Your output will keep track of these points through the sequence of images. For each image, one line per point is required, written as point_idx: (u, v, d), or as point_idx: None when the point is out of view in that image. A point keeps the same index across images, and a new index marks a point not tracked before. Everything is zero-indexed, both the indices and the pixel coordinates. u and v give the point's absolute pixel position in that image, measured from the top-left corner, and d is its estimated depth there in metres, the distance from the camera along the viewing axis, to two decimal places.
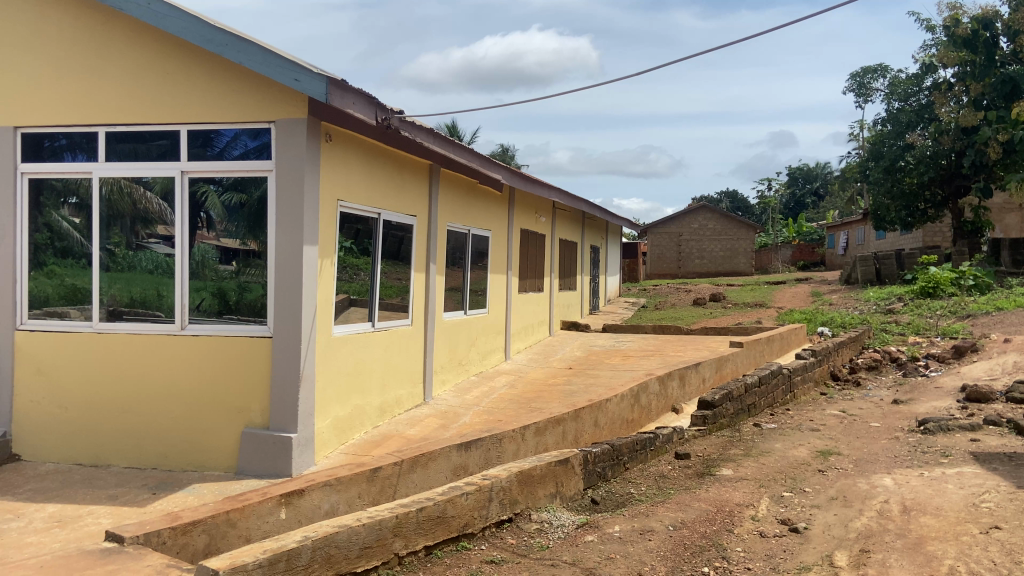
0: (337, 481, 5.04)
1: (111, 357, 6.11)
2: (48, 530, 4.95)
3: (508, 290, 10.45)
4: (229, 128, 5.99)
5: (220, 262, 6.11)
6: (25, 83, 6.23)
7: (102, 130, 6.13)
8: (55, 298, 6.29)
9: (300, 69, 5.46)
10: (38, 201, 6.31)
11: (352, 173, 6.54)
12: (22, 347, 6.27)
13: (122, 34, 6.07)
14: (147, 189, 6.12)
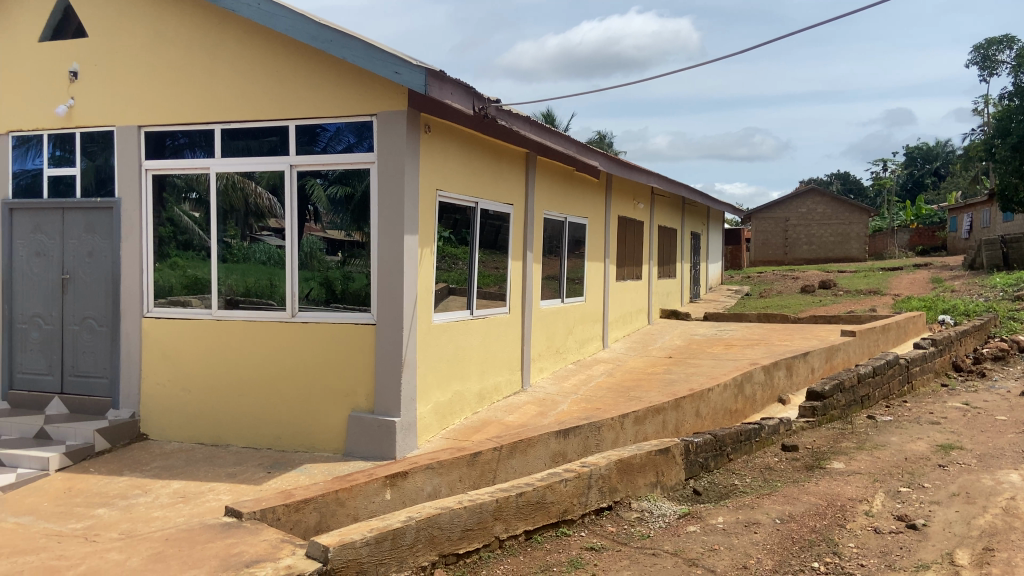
0: (439, 465, 5.15)
1: (229, 344, 6.45)
2: (173, 505, 5.30)
3: (606, 278, 10.36)
4: (334, 123, 6.20)
5: (327, 253, 6.33)
6: (147, 86, 6.62)
7: (218, 127, 6.46)
8: (179, 287, 6.70)
9: (400, 62, 5.58)
10: (161, 196, 6.72)
11: (450, 163, 6.64)
12: (148, 334, 6.68)
13: (235, 35, 6.37)
14: (257, 183, 6.43)
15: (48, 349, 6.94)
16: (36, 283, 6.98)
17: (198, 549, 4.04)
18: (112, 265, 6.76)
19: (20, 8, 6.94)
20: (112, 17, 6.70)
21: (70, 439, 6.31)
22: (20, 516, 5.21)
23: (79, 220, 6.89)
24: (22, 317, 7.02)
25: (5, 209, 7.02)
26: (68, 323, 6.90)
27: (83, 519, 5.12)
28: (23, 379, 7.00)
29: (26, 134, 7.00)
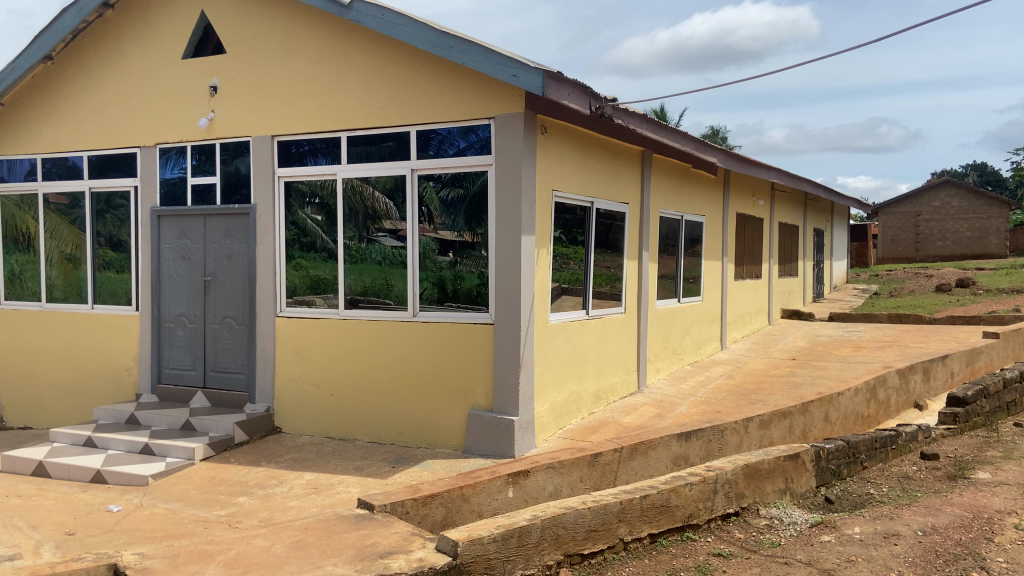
0: (560, 464, 5.18)
1: (355, 342, 6.72)
2: (307, 496, 5.58)
3: (724, 277, 10.11)
4: (443, 126, 6.36)
5: (439, 253, 6.48)
6: (279, 97, 6.98)
7: (343, 135, 6.75)
8: (302, 288, 7.03)
9: (518, 65, 5.64)
10: (288, 202, 7.07)
11: (566, 163, 6.65)
12: (280, 332, 7.05)
13: (359, 45, 6.63)
14: (374, 188, 6.68)
15: (192, 346, 7.44)
16: (181, 284, 7.50)
17: (336, 539, 4.23)
18: (249, 267, 7.18)
19: (165, 29, 7.47)
20: (246, 33, 7.10)
21: (213, 431, 6.74)
22: (170, 502, 5.62)
23: (218, 225, 7.34)
24: (169, 316, 7.57)
25: (153, 216, 7.59)
26: (209, 322, 7.38)
27: (227, 507, 5.47)
28: (170, 374, 7.54)
29: (171, 145, 7.53)
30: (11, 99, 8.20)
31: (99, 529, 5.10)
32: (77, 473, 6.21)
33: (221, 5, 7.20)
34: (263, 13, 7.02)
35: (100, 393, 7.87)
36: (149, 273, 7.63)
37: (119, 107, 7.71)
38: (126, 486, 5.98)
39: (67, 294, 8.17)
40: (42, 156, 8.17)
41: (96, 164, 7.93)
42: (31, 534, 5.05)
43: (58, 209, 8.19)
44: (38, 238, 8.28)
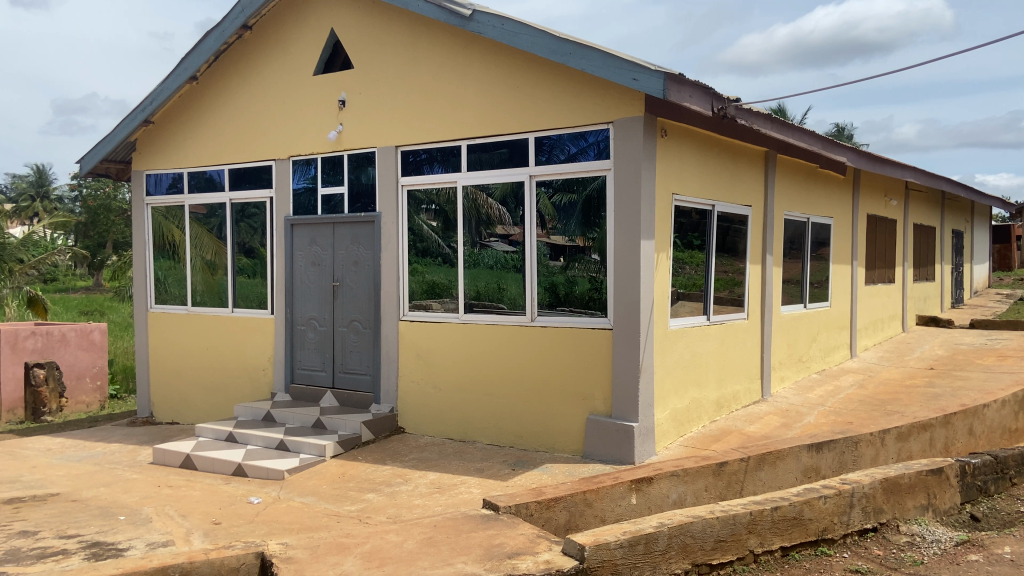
0: (684, 473, 5.10)
1: (476, 346, 6.85)
2: (431, 495, 5.74)
3: (853, 282, 9.67)
4: (555, 132, 6.43)
5: (550, 258, 6.55)
6: (403, 109, 7.24)
7: (463, 143, 6.92)
8: (419, 292, 7.28)
9: (638, 69, 5.60)
10: (410, 209, 7.30)
11: (686, 167, 6.55)
12: (404, 335, 7.29)
13: (480, 55, 6.78)
14: (489, 194, 6.81)
15: (322, 348, 7.81)
16: (312, 289, 7.90)
17: (464, 537, 4.33)
18: (374, 272, 7.46)
19: (297, 47, 7.90)
20: (373, 48, 7.41)
21: (341, 429, 7.04)
22: (305, 496, 5.92)
23: (346, 233, 7.67)
24: (301, 319, 7.98)
25: (287, 225, 8.04)
26: (338, 325, 7.72)
27: (356, 502, 5.70)
28: (302, 375, 7.95)
29: (301, 157, 7.95)
30: (161, 118, 8.87)
31: (242, 519, 5.44)
32: (220, 466, 6.65)
33: (349, 23, 7.54)
34: (388, 28, 7.30)
35: (239, 392, 8.38)
36: (283, 278, 8.08)
37: (256, 123, 8.21)
38: (264, 480, 6.35)
39: (209, 298, 8.75)
40: (188, 170, 8.79)
41: (235, 176, 8.46)
42: (182, 521, 5.45)
43: (201, 219, 8.78)
44: (183, 247, 8.91)
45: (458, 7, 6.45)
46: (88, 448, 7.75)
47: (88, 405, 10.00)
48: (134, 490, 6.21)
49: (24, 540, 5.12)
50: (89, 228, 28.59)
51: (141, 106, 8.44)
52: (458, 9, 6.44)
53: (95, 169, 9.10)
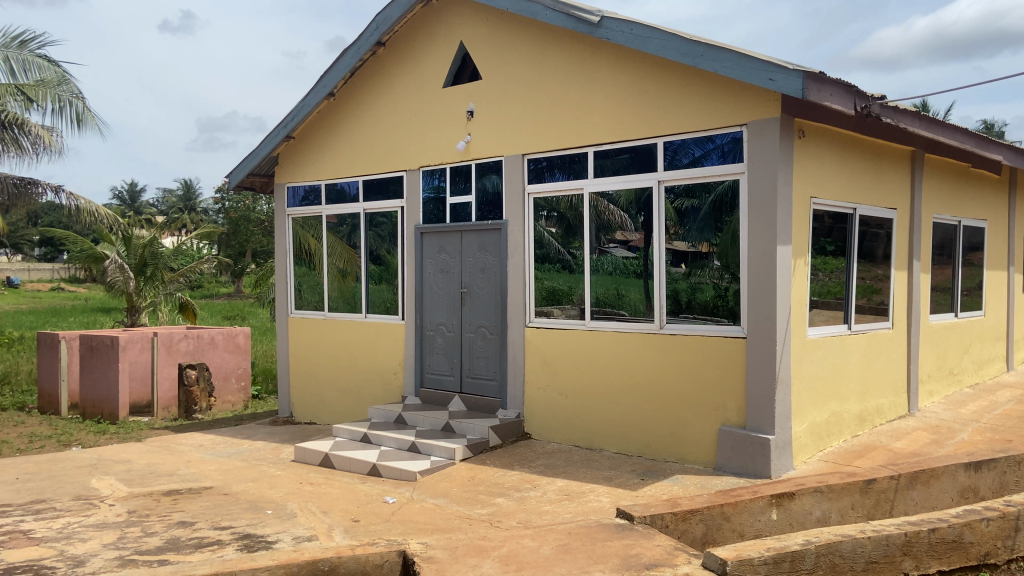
0: (828, 489, 4.87)
1: (603, 353, 6.82)
2: (560, 502, 5.74)
3: (1009, 289, 8.98)
4: (677, 137, 6.36)
5: (672, 265, 6.48)
6: (530, 117, 7.33)
7: (589, 150, 6.93)
8: (540, 299, 7.35)
9: (775, 68, 5.42)
10: (537, 216, 7.36)
11: (825, 169, 6.28)
12: (530, 341, 7.35)
13: (608, 62, 6.77)
14: (612, 201, 6.80)
15: (450, 353, 7.99)
16: (441, 296, 8.10)
17: (600, 546, 4.31)
18: (501, 280, 7.56)
19: (427, 61, 8.16)
20: (500, 59, 7.54)
21: (469, 433, 7.17)
22: (437, 498, 6.06)
23: (473, 241, 7.83)
24: (430, 325, 8.20)
25: (416, 233, 8.29)
26: (465, 331, 7.88)
27: (487, 506, 5.78)
28: (431, 379, 8.17)
29: (430, 167, 8.19)
30: (301, 133, 9.38)
31: (379, 518, 5.63)
32: (356, 465, 6.93)
33: (477, 36, 7.72)
34: (516, 38, 7.42)
35: (372, 394, 8.72)
36: (413, 285, 8.34)
37: (388, 136, 8.53)
38: (398, 480, 6.55)
39: (343, 304, 9.13)
40: (325, 182, 9.23)
41: (368, 187, 8.81)
42: (324, 517, 5.70)
43: (335, 229, 9.18)
44: (320, 255, 9.35)
45: (587, 14, 6.46)
46: (236, 445, 8.26)
47: (233, 404, 10.67)
48: (278, 486, 6.56)
49: (184, 529, 5.51)
50: (230, 238, 30.52)
51: (283, 123, 8.95)
52: (587, 16, 6.44)
53: (242, 182, 9.73)
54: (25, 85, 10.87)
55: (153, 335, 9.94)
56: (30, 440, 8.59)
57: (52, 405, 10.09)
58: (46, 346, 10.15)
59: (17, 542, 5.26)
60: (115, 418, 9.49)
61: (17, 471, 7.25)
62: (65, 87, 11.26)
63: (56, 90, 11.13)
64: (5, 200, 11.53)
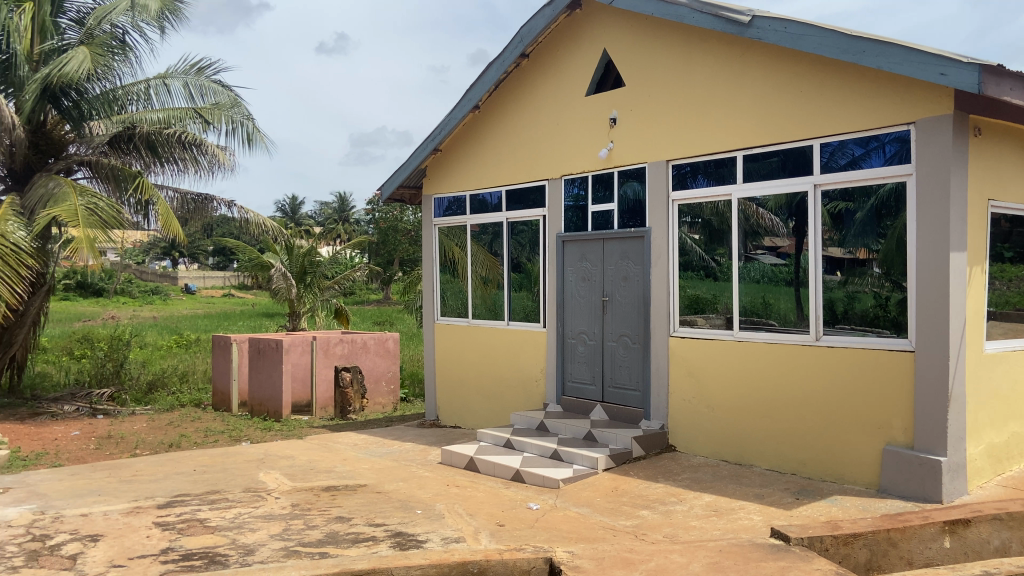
0: (1009, 517, 4.53)
1: (753, 364, 6.56)
2: (708, 517, 5.56)
3: None
4: (834, 138, 6.03)
5: (827, 273, 6.15)
6: (675, 122, 7.20)
7: (738, 154, 6.70)
8: (684, 308, 7.18)
9: (948, 62, 5.01)
10: (682, 223, 7.20)
11: (1004, 168, 5.75)
12: (675, 351, 7.19)
13: (759, 62, 6.54)
14: (761, 206, 6.55)
15: (592, 362, 7.96)
16: (582, 304, 8.09)
17: (754, 566, 4.14)
18: (644, 288, 7.45)
19: (571, 70, 8.20)
20: (645, 64, 7.46)
21: (612, 443, 7.12)
22: (581, 506, 6.04)
23: (615, 249, 7.77)
24: (572, 334, 8.22)
25: (558, 241, 8.34)
26: (607, 340, 7.83)
27: (632, 518, 5.70)
28: (573, 387, 8.17)
29: (572, 176, 8.22)
30: (447, 145, 9.69)
31: (524, 524, 5.69)
32: (500, 471, 7.04)
33: (621, 42, 7.68)
34: (661, 43, 7.32)
35: (515, 400, 8.84)
36: (555, 293, 8.39)
37: (531, 145, 8.65)
38: (541, 487, 6.60)
39: (486, 312, 9.33)
40: (470, 192, 9.48)
41: (510, 196, 8.97)
42: (471, 520, 5.83)
43: (479, 238, 9.40)
44: (464, 263, 9.60)
45: (736, 15, 6.27)
46: (387, 445, 8.63)
47: (383, 406, 11.15)
48: (426, 487, 6.79)
49: (341, 524, 5.81)
50: (380, 247, 31.99)
51: (431, 137, 9.28)
52: (737, 16, 6.25)
53: (392, 195, 10.21)
54: (202, 109, 11.86)
55: (312, 339, 10.57)
56: (206, 434, 9.38)
57: (224, 402, 10.97)
58: (220, 349, 11.06)
59: (197, 529, 5.74)
60: (279, 416, 10.18)
61: (196, 462, 7.93)
62: (237, 110, 12.14)
63: (230, 112, 12.03)
64: (186, 214, 12.70)
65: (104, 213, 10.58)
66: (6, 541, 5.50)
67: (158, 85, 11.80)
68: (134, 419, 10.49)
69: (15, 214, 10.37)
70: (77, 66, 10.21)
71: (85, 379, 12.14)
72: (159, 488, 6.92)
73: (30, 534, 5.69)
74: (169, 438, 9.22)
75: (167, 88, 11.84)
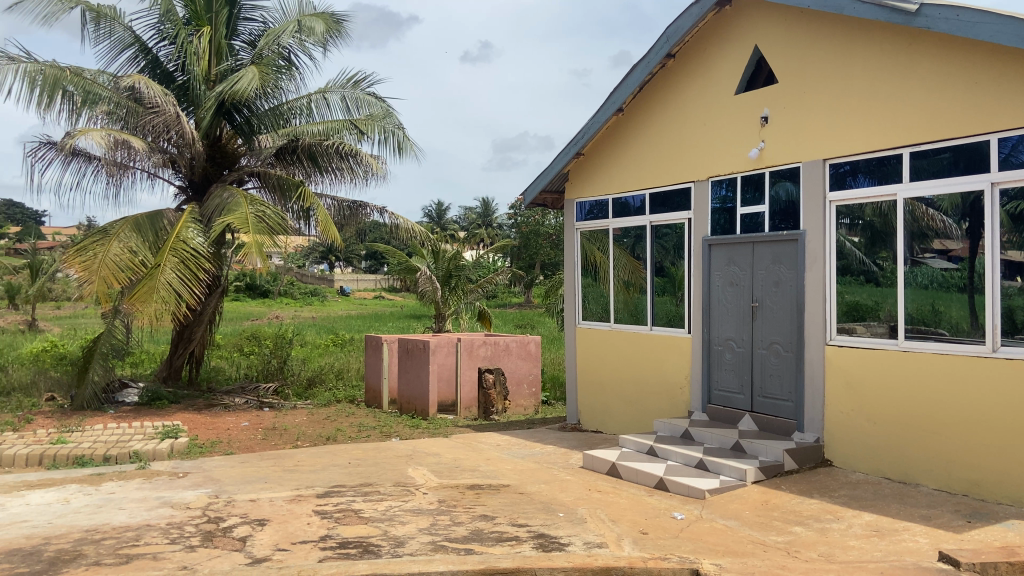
0: None
1: (919, 376, 6.08)
2: (868, 537, 5.20)
3: None
4: (1014, 132, 5.49)
5: (1005, 278, 5.62)
6: (833, 119, 6.81)
7: (904, 151, 6.25)
8: (842, 315, 6.79)
9: None
10: (840, 225, 6.80)
11: None
12: (832, 361, 6.79)
13: (926, 53, 6.07)
14: (931, 206, 6.06)
15: (740, 370, 7.67)
16: (730, 309, 7.82)
17: None
18: (797, 294, 7.08)
19: (719, 69, 7.96)
20: (799, 60, 7.13)
21: (762, 455, 6.82)
22: (728, 519, 5.83)
23: (766, 252, 7.45)
24: (718, 340, 7.96)
25: (705, 245, 8.11)
26: (757, 347, 7.52)
27: (784, 534, 5.43)
28: (719, 396, 7.91)
29: (720, 177, 7.98)
30: (590, 149, 9.68)
31: (669, 533, 5.56)
32: (644, 478, 6.94)
33: (774, 37, 7.37)
34: (817, 37, 6.96)
35: (658, 406, 8.68)
36: (701, 298, 8.17)
37: (678, 147, 8.48)
38: (686, 497, 6.43)
39: (629, 316, 9.23)
40: (613, 196, 9.42)
41: (654, 199, 8.84)
42: (614, 526, 5.77)
43: (621, 242, 9.31)
44: (606, 267, 9.53)
45: (902, 3, 5.85)
46: (529, 447, 8.73)
47: (525, 408, 11.28)
48: (569, 491, 6.80)
49: (486, 523, 5.93)
50: (523, 251, 32.55)
51: (574, 141, 9.31)
52: (903, 5, 5.83)
53: (535, 199, 10.34)
54: (358, 121, 12.57)
55: (456, 341, 10.88)
56: (360, 429, 9.88)
57: (375, 399, 11.52)
58: (372, 348, 11.63)
59: (351, 519, 6.06)
60: (426, 414, 10.55)
61: (350, 456, 8.37)
62: (389, 121, 12.76)
63: (383, 123, 12.68)
64: (342, 220, 13.46)
65: (271, 220, 11.38)
66: (187, 522, 6.04)
67: (319, 100, 12.61)
68: (295, 413, 11.23)
69: (195, 222, 11.41)
70: (249, 84, 11.08)
71: (253, 373, 13.14)
72: (317, 479, 7.36)
73: (207, 515, 6.22)
74: (326, 431, 9.79)
75: (327, 102, 12.64)
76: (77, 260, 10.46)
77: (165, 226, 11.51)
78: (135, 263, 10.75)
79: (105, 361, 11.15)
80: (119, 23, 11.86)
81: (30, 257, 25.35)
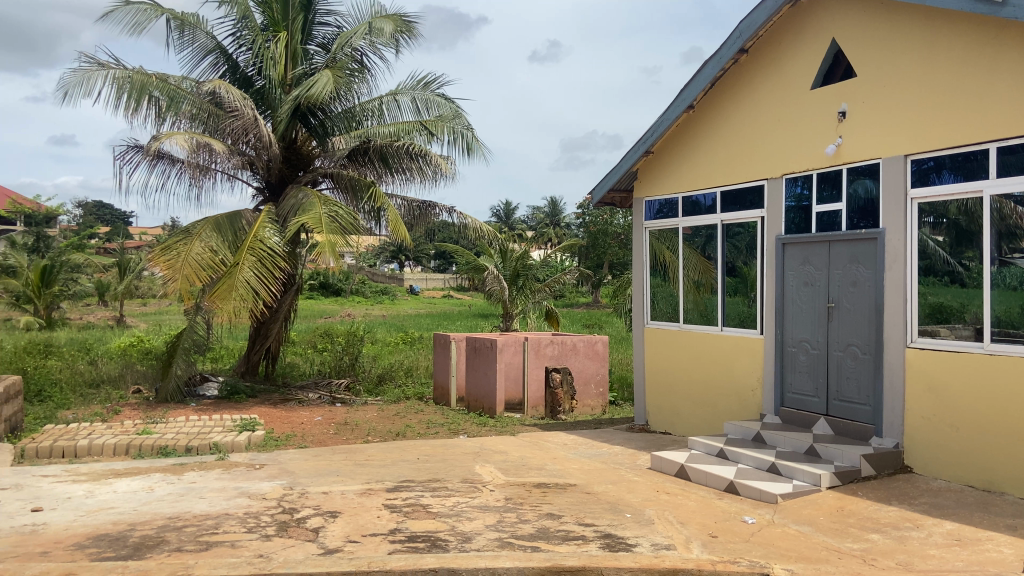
0: None
1: (1007, 381, 5.79)
2: (949, 547, 4.98)
3: None
4: None
5: None
6: (915, 113, 6.55)
7: (991, 145, 5.96)
8: (923, 317, 6.52)
9: None
10: (922, 223, 6.53)
11: None
12: (912, 364, 6.53)
13: (1016, 43, 5.77)
14: (1020, 203, 5.76)
15: (815, 372, 7.45)
16: (805, 310, 7.60)
17: None
18: (876, 294, 6.83)
19: (794, 64, 7.76)
20: (879, 52, 6.88)
21: (838, 460, 6.61)
22: (801, 524, 5.67)
23: (843, 252, 7.21)
24: (792, 341, 7.76)
25: (778, 244, 7.91)
26: (833, 349, 7.29)
27: (859, 541, 5.25)
28: (793, 399, 7.71)
29: (794, 174, 7.77)
30: (659, 147, 9.57)
31: (738, 537, 5.45)
32: (713, 481, 6.82)
33: (852, 30, 7.14)
34: (898, 29, 6.70)
35: (729, 408, 8.51)
36: (774, 298, 7.97)
37: (750, 144, 8.30)
38: (758, 501, 6.28)
39: (699, 317, 9.08)
40: (683, 194, 9.28)
41: (726, 197, 8.67)
42: (682, 529, 5.69)
43: (692, 241, 9.17)
44: (676, 267, 9.40)
45: None
46: (597, 447, 8.69)
47: (593, 408, 11.22)
48: (636, 492, 6.74)
49: (552, 521, 5.93)
50: (590, 250, 32.43)
51: (643, 139, 9.21)
52: None
53: (603, 198, 10.29)
54: (427, 122, 12.76)
55: (524, 340, 10.91)
56: (428, 426, 10.02)
57: (444, 397, 11.66)
58: (441, 346, 11.78)
59: (420, 514, 6.15)
60: (493, 413, 10.63)
61: (419, 452, 8.50)
62: (458, 121, 12.89)
63: (452, 123, 12.84)
64: (412, 220, 13.67)
65: (343, 220, 11.66)
66: (262, 512, 6.25)
67: (390, 101, 12.90)
68: (366, 409, 11.47)
69: (272, 222, 11.78)
70: (323, 87, 11.37)
71: (326, 370, 13.49)
72: (387, 473, 7.50)
73: (282, 506, 6.42)
74: (396, 428, 9.97)
75: (398, 103, 12.91)
76: (162, 258, 10.95)
77: (243, 226, 11.92)
78: (216, 262, 11.17)
79: (187, 356, 11.62)
80: (201, 31, 12.35)
81: (118, 257, 26.59)
